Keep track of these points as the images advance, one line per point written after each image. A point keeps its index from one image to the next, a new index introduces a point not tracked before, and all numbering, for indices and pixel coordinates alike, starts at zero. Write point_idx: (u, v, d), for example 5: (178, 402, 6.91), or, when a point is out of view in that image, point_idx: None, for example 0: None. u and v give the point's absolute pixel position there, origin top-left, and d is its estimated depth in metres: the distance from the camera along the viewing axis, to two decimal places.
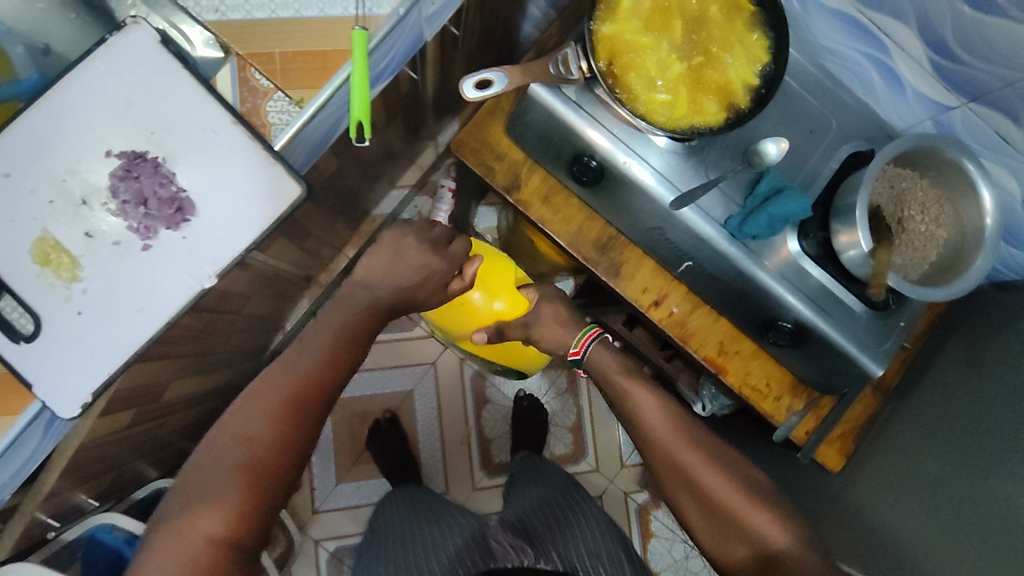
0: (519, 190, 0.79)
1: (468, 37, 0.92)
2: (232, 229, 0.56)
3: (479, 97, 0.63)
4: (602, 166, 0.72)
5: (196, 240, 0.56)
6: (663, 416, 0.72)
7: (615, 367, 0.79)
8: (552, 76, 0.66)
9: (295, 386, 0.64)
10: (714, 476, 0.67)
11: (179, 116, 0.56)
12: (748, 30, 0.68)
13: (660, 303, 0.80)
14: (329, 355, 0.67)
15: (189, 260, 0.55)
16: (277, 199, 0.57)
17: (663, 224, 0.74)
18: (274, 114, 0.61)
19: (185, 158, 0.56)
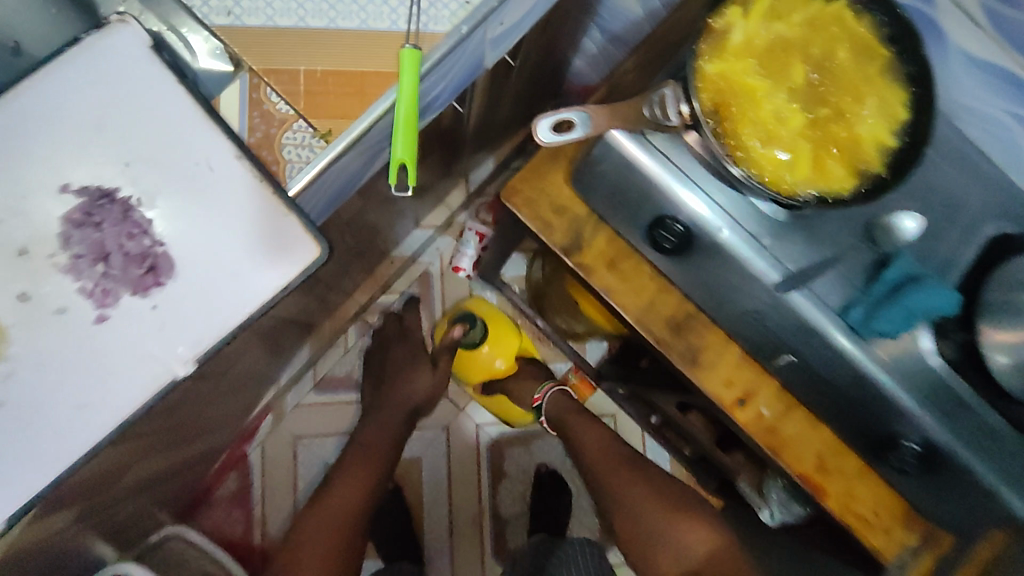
0: (581, 252, 0.65)
1: (521, 68, 0.80)
2: (221, 299, 0.42)
3: (555, 142, 0.48)
4: (689, 232, 0.58)
5: (174, 310, 0.42)
6: (600, 446, 0.96)
7: (561, 409, 1.03)
8: (645, 119, 0.50)
9: (336, 518, 0.84)
10: (636, 496, 0.87)
11: (167, 147, 0.43)
12: (883, 79, 0.54)
13: (747, 401, 0.65)
14: (360, 486, 0.89)
15: (162, 335, 0.41)
16: (286, 262, 0.43)
17: (764, 309, 0.59)
18: (293, 148, 0.47)
19: (171, 202, 0.42)
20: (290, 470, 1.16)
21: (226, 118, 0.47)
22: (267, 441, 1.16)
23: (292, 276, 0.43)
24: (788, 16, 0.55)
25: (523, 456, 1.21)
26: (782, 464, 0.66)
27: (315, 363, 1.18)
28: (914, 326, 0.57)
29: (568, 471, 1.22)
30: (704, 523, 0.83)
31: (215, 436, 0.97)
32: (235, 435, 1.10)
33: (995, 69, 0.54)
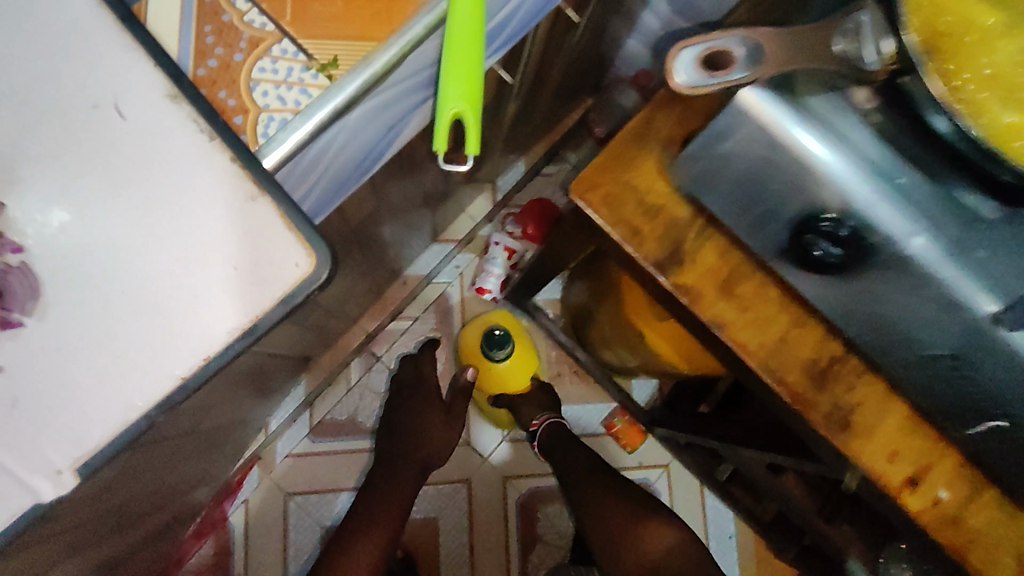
0: (682, 269, 0.47)
1: (576, 34, 0.63)
2: (140, 327, 0.33)
3: (706, 86, 0.35)
4: (858, 235, 0.40)
5: (103, 361, 0.32)
6: (586, 464, 0.84)
7: (555, 434, 0.89)
8: (833, 55, 0.34)
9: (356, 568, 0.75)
10: (614, 508, 0.77)
11: (107, 151, 0.33)
12: None
13: (918, 482, 0.46)
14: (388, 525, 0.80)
15: (85, 400, 0.32)
16: (228, 267, 0.33)
17: (967, 350, 0.40)
18: (265, 85, 0.36)
19: (108, 218, 0.33)
20: (278, 534, 0.96)
21: (162, 32, 0.36)
22: (251, 500, 0.96)
23: (260, 310, 0.33)
24: None
25: (559, 516, 1.01)
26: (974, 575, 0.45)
27: (313, 403, 0.98)
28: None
29: None
30: (660, 518, 0.75)
31: (187, 502, 0.78)
32: (212, 492, 0.90)
33: None
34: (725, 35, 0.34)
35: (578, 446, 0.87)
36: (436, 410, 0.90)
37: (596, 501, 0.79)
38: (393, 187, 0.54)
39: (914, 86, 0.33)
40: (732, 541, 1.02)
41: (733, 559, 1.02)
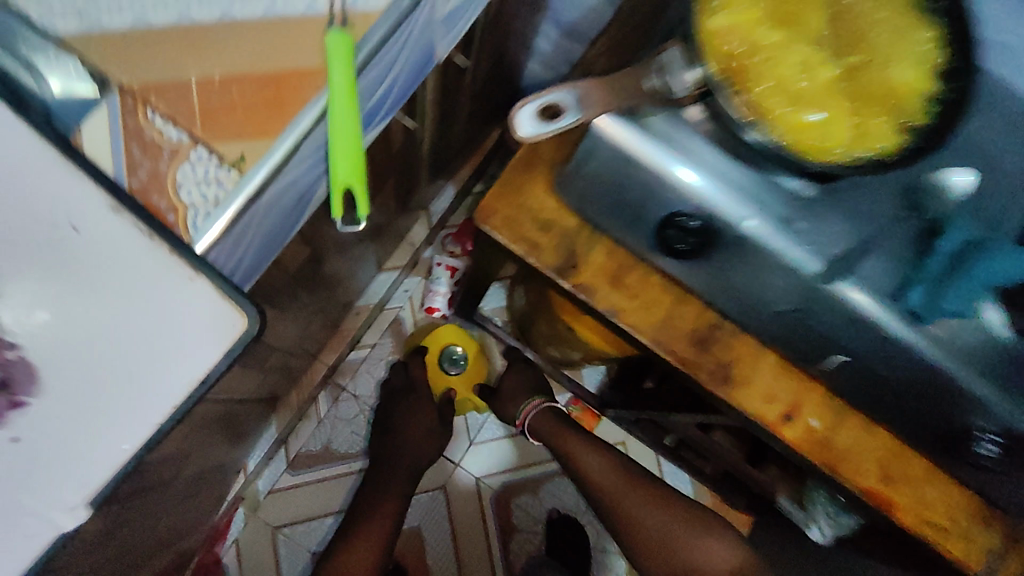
0: (576, 270, 0.55)
1: (471, 73, 0.71)
2: (107, 395, 0.35)
3: (540, 132, 0.44)
4: (706, 227, 0.49)
5: (73, 433, 0.34)
6: (607, 472, 0.84)
7: (551, 427, 0.91)
8: (648, 90, 0.42)
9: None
10: (648, 520, 0.79)
11: (41, 235, 0.34)
12: (915, 11, 0.44)
13: (793, 417, 0.55)
14: (377, 533, 0.86)
15: (63, 471, 0.34)
16: (175, 329, 0.35)
17: (806, 305, 0.50)
18: (189, 185, 0.37)
19: (52, 301, 0.34)
20: (271, 567, 1.01)
21: None
22: (241, 539, 1.01)
23: (208, 364, 0.36)
24: None
25: (532, 505, 1.09)
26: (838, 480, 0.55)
27: (287, 440, 1.03)
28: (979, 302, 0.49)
29: (584, 512, 1.10)
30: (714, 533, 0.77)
31: (179, 549, 0.83)
32: (202, 538, 0.94)
33: None
34: (553, 92, 0.44)
35: (587, 448, 0.86)
36: (410, 430, 0.95)
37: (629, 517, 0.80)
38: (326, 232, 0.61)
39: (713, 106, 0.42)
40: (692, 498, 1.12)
41: None
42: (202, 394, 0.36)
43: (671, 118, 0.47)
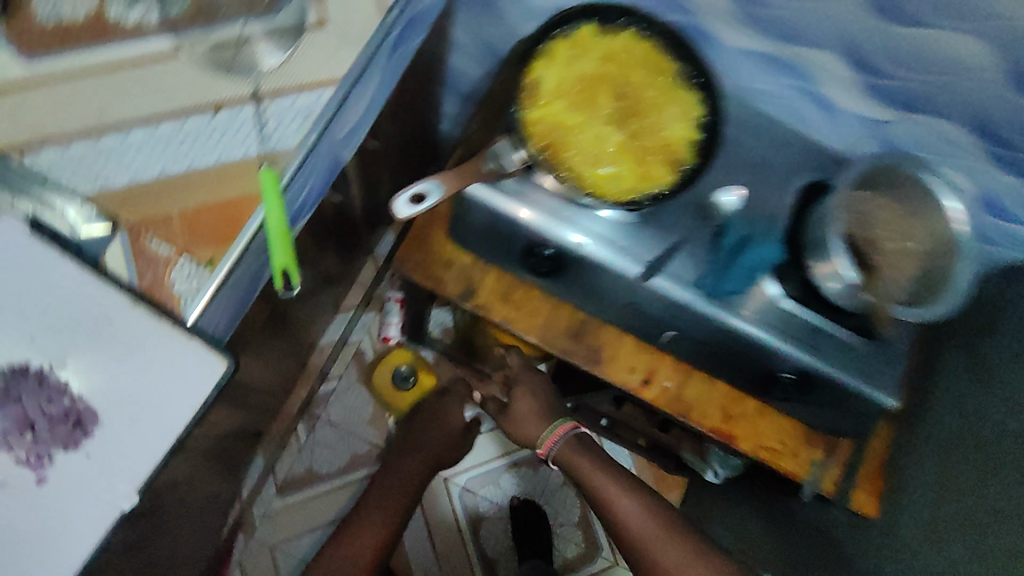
0: (474, 295, 0.74)
1: (387, 147, 0.89)
2: (140, 427, 0.49)
3: (414, 213, 0.56)
4: (557, 254, 0.68)
5: (118, 454, 0.49)
6: (641, 515, 0.84)
7: (590, 470, 0.87)
8: (489, 171, 0.60)
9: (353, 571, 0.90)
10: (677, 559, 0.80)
11: (85, 321, 0.49)
12: (675, 87, 0.67)
13: (650, 381, 0.76)
14: (376, 526, 0.95)
15: (112, 480, 0.48)
16: (181, 376, 0.50)
17: (636, 298, 0.70)
18: (178, 280, 0.51)
19: (99, 364, 0.49)
20: None
21: None
22: (244, 559, 1.15)
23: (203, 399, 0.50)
24: (587, 57, 0.66)
25: (494, 495, 1.26)
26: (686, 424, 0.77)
27: (275, 469, 1.18)
28: (756, 278, 0.69)
29: (540, 493, 1.28)
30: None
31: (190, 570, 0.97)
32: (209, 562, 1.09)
33: (764, 58, 0.69)
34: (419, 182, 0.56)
35: (626, 495, 0.85)
36: (432, 436, 1.06)
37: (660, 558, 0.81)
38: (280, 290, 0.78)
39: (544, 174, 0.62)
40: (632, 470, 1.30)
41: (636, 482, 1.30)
42: (195, 424, 0.51)
43: (518, 183, 0.65)
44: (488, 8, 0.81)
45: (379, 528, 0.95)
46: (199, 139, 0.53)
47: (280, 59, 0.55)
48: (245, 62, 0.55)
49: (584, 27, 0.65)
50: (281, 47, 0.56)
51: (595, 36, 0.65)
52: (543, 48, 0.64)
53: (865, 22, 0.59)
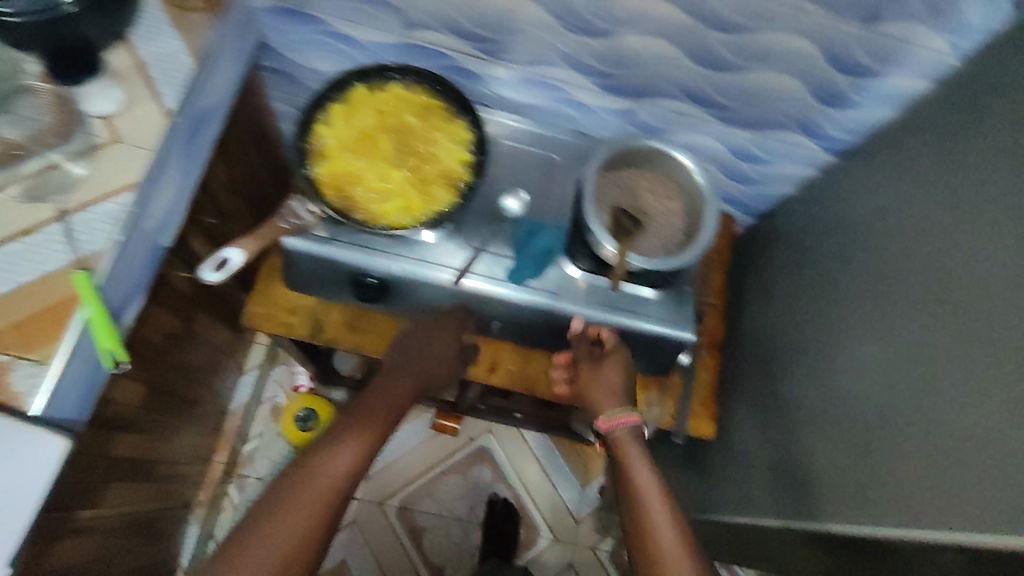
0: (324, 331, 0.83)
1: (236, 218, 0.99)
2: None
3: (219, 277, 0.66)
4: (381, 280, 0.79)
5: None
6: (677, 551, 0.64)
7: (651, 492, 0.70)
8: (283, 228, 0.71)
9: (313, 501, 0.62)
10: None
11: None
12: (445, 120, 0.78)
13: (494, 368, 0.89)
14: (362, 440, 0.67)
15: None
16: (29, 459, 0.58)
17: (460, 300, 0.82)
18: (21, 382, 0.58)
19: None
20: None
21: None
22: None
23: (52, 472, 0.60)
24: (363, 111, 0.77)
25: (431, 506, 1.38)
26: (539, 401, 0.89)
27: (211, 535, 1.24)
28: (553, 261, 0.81)
29: (474, 494, 1.39)
30: None
31: None
32: None
33: (515, 78, 0.83)
34: (219, 250, 0.66)
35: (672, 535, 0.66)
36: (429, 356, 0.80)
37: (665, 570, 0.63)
38: (150, 365, 0.86)
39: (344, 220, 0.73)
40: (554, 453, 1.43)
41: (560, 465, 1.42)
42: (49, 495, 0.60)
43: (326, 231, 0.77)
44: (289, 82, 0.92)
45: (370, 431, 0.69)
46: (18, 260, 0.61)
47: (84, 171, 0.66)
48: (53, 183, 0.64)
49: (356, 88, 0.77)
50: (83, 162, 0.66)
51: (367, 94, 0.77)
52: (321, 114, 0.75)
53: (570, 37, 0.74)
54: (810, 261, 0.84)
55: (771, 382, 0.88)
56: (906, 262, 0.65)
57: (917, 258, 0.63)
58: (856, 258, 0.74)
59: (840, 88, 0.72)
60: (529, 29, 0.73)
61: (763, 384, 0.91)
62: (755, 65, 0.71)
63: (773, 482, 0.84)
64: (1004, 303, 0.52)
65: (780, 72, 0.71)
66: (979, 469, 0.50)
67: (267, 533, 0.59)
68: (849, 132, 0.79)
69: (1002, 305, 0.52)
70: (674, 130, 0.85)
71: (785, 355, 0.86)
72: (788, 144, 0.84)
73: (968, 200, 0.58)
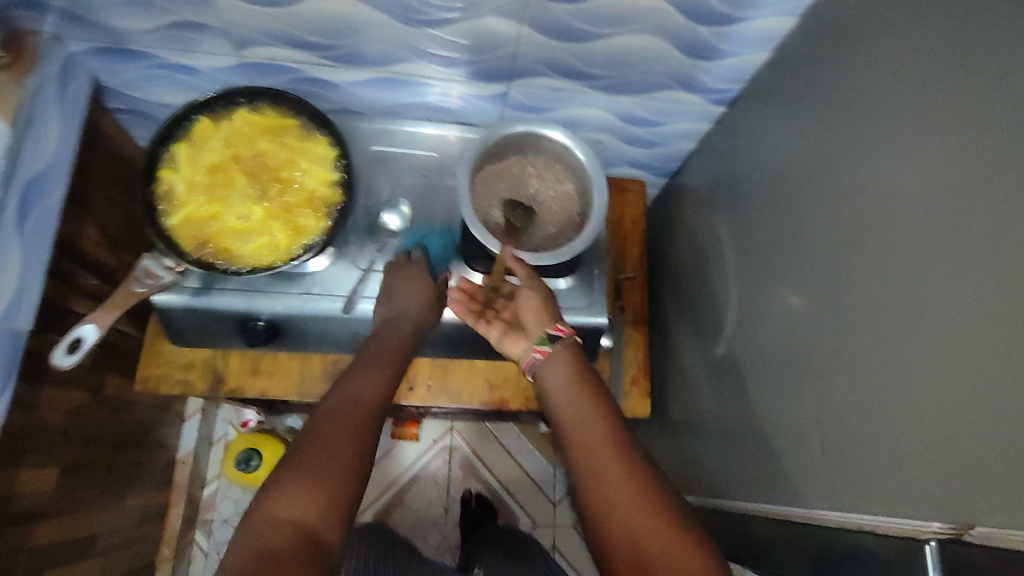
0: (224, 381, 0.80)
1: (123, 272, 0.93)
2: None
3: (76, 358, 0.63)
4: (269, 321, 0.74)
5: None
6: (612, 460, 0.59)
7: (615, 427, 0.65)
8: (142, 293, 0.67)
9: (352, 418, 0.59)
10: (630, 501, 0.57)
11: None
12: (305, 141, 0.73)
13: (414, 385, 0.85)
14: (381, 371, 0.64)
15: None
16: None
17: (356, 329, 0.77)
18: None
19: None
20: None
21: None
22: None
23: None
24: (209, 146, 0.71)
25: (406, 514, 1.37)
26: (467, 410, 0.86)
27: None
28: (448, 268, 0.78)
29: (448, 495, 1.39)
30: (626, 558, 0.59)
31: None
32: None
33: (374, 81, 0.76)
34: (70, 328, 0.63)
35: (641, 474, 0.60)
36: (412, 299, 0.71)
37: (602, 480, 0.58)
38: (56, 445, 0.82)
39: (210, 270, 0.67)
40: (521, 438, 1.43)
41: (529, 450, 1.43)
42: None
43: (197, 279, 0.71)
44: (144, 121, 0.86)
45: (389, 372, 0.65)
46: None
47: None
48: None
49: (198, 122, 0.71)
50: None
51: (212, 126, 0.71)
52: (164, 158, 0.69)
53: (418, 32, 0.67)
54: (720, 223, 0.82)
55: (700, 351, 0.87)
56: (804, 223, 0.63)
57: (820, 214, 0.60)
58: (763, 216, 0.71)
59: (705, 40, 0.67)
60: (376, 31, 0.67)
61: (695, 353, 0.89)
62: (614, 29, 0.66)
63: (716, 453, 0.82)
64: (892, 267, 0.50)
65: (643, 32, 0.66)
66: (893, 435, 0.49)
67: (327, 439, 0.56)
68: (729, 81, 0.75)
69: (888, 271, 0.50)
70: (555, 107, 0.80)
71: (708, 322, 0.85)
72: (676, 102, 0.79)
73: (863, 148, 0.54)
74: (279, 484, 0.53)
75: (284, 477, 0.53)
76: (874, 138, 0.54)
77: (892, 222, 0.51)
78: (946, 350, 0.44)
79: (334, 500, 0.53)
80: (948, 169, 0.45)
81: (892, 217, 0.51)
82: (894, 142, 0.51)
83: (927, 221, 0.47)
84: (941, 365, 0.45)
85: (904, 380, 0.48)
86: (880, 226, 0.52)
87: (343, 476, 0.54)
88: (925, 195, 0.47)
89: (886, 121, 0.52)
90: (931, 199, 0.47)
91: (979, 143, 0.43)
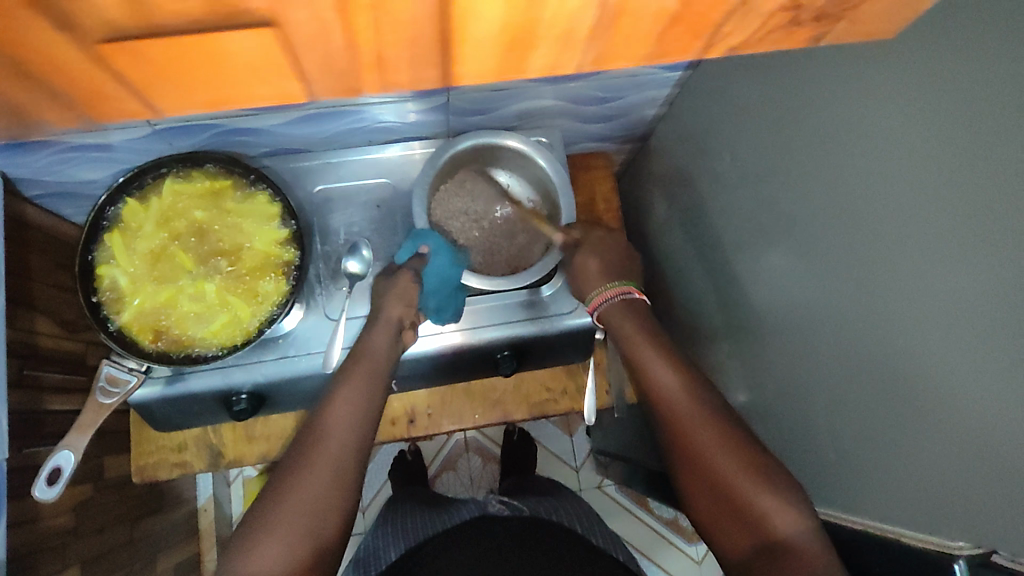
0: (222, 454, 0.79)
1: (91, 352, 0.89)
2: None
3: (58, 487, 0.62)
4: (252, 395, 0.71)
5: None
6: (697, 413, 0.56)
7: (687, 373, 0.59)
8: (107, 404, 0.64)
9: (320, 454, 0.55)
10: (715, 449, 0.54)
11: None
12: (245, 197, 0.68)
13: (414, 415, 0.83)
14: (360, 392, 0.59)
15: None
16: None
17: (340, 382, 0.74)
18: None
19: None
20: None
21: None
22: None
23: None
24: (142, 230, 0.65)
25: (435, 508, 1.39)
26: (474, 428, 0.85)
27: None
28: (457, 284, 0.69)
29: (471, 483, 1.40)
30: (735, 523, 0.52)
31: None
32: None
33: (301, 118, 0.70)
34: (46, 459, 0.62)
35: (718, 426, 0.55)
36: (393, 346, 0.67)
37: (688, 439, 0.55)
38: (70, 545, 0.80)
39: (176, 362, 0.64)
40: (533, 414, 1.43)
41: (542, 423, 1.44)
42: None
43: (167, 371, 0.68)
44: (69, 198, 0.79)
45: (364, 389, 0.60)
46: None
47: None
48: None
49: (126, 203, 0.65)
50: None
51: (142, 206, 0.66)
52: (99, 253, 0.64)
53: None
54: (696, 196, 0.78)
55: (689, 327, 0.85)
56: (780, 205, 0.59)
57: (799, 196, 0.56)
58: (738, 191, 0.67)
59: None
60: None
61: (685, 328, 0.87)
62: None
63: None
64: (876, 269, 0.46)
65: None
66: (895, 443, 0.46)
67: (297, 489, 0.54)
68: None
69: (873, 267, 0.47)
70: (501, 104, 0.74)
71: (694, 297, 0.82)
72: (629, 77, 0.73)
73: (839, 127, 0.50)
74: (246, 540, 0.52)
75: (252, 530, 0.53)
76: (845, 122, 0.49)
77: (871, 216, 0.47)
78: (944, 357, 0.41)
79: (298, 543, 0.52)
80: (932, 164, 0.41)
81: (869, 210, 0.47)
82: (867, 127, 0.47)
83: (915, 216, 0.43)
84: (938, 380, 0.42)
85: (905, 388, 0.45)
86: (859, 218, 0.48)
87: (312, 515, 0.53)
88: (906, 193, 0.43)
89: (859, 101, 0.48)
90: (913, 197, 0.43)
91: (971, 135, 0.38)
